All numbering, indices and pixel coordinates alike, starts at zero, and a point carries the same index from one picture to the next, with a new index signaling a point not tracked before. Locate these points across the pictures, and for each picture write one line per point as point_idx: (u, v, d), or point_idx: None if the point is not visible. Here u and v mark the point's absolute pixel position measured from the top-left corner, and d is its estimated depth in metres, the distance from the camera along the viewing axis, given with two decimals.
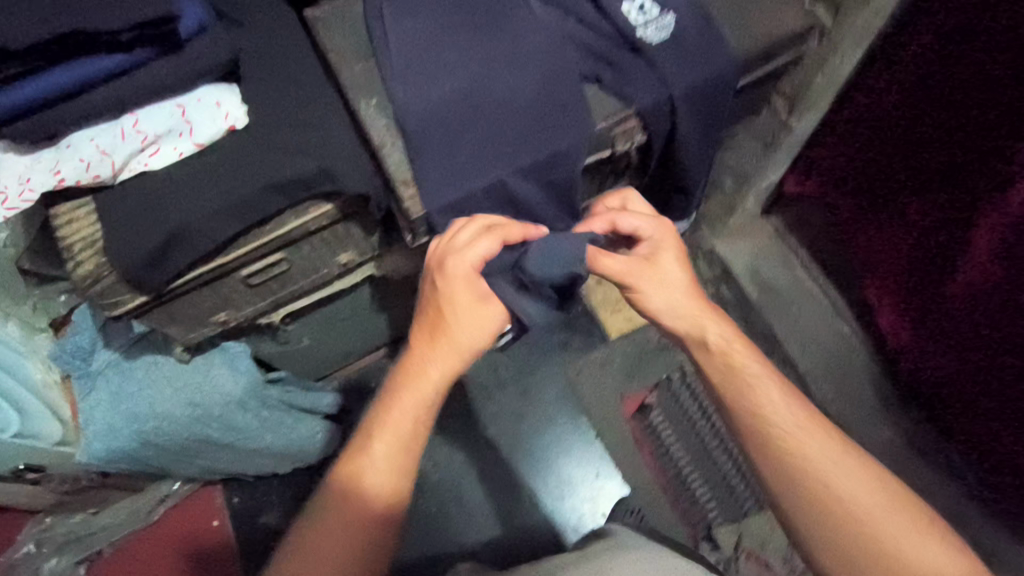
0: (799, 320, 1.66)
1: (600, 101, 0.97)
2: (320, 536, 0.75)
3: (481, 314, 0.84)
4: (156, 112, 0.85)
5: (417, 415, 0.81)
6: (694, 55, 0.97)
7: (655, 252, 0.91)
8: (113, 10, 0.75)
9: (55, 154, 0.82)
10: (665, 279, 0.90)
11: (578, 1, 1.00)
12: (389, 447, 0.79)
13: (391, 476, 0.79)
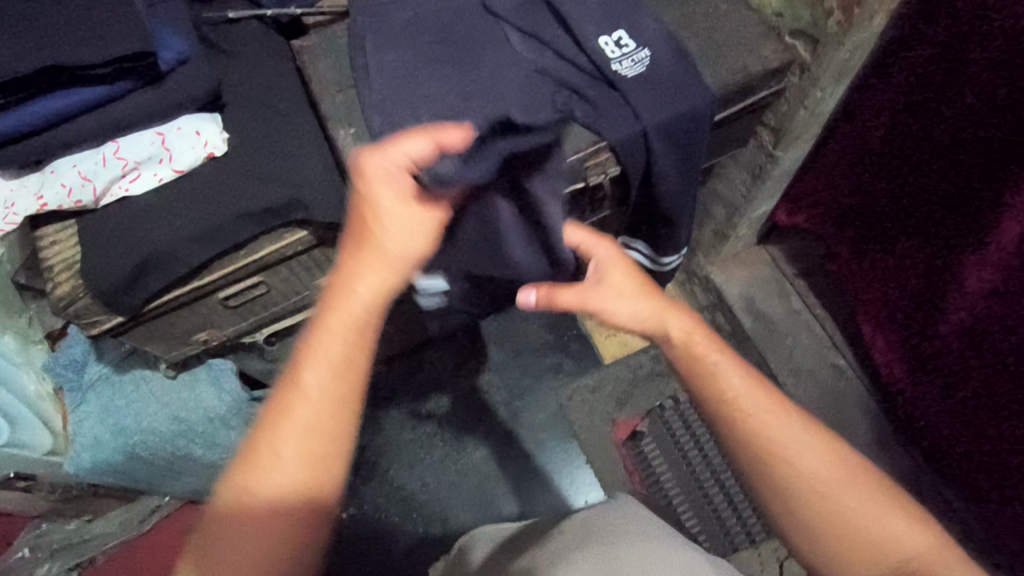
0: (794, 351, 1.63)
1: (574, 134, 0.99)
2: (250, 502, 0.62)
3: (414, 215, 0.71)
4: (137, 139, 0.88)
5: (351, 338, 0.66)
6: (668, 88, 0.97)
7: (607, 267, 0.85)
8: (90, 47, 0.80)
9: (40, 179, 0.87)
10: (622, 292, 0.83)
11: (555, 35, 1.02)
12: (321, 386, 0.64)
13: (328, 416, 0.64)
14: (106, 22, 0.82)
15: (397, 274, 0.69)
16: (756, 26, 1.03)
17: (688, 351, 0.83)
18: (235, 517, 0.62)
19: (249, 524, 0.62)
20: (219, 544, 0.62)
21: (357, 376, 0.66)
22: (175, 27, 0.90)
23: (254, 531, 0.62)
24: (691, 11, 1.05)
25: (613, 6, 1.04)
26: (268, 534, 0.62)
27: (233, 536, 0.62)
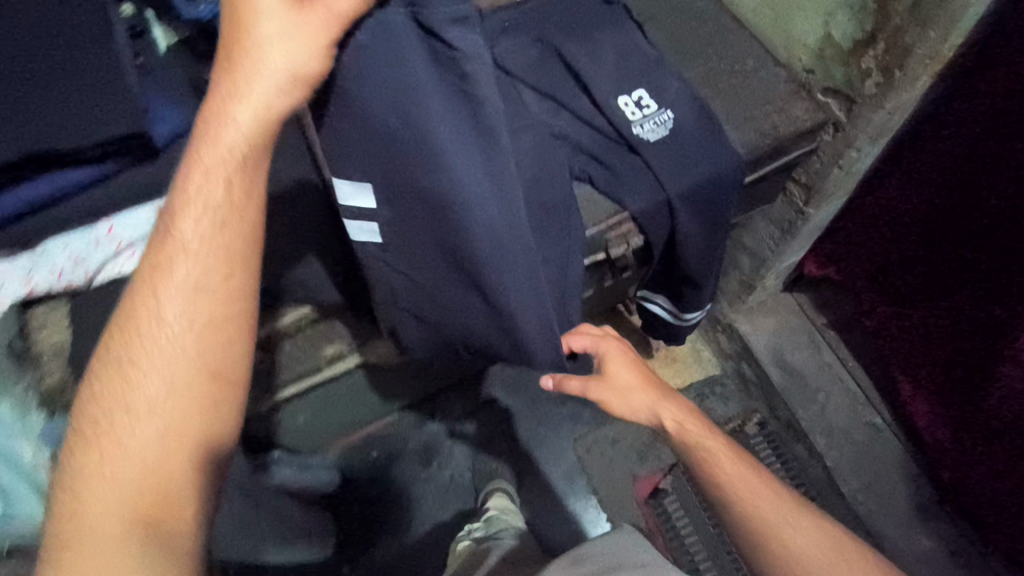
0: (826, 408, 1.55)
1: (592, 202, 0.91)
2: (147, 369, 0.64)
3: (297, 24, 0.59)
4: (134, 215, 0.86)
5: (231, 180, 0.62)
6: (693, 154, 0.91)
7: (614, 361, 1.04)
8: (79, 128, 0.80)
9: (28, 262, 0.83)
10: (623, 382, 1.02)
11: (573, 96, 0.98)
12: (205, 239, 0.63)
13: (215, 272, 0.64)
14: (104, 101, 0.81)
15: (283, 102, 0.61)
16: (784, 84, 0.97)
17: (680, 436, 0.95)
18: (128, 386, 0.64)
19: (145, 388, 0.64)
20: (115, 418, 0.64)
21: (244, 224, 0.64)
22: (171, 97, 0.90)
23: (151, 394, 0.64)
24: (716, 67, 1.00)
25: (633, 63, 0.99)
26: (168, 395, 0.65)
27: (129, 402, 0.64)
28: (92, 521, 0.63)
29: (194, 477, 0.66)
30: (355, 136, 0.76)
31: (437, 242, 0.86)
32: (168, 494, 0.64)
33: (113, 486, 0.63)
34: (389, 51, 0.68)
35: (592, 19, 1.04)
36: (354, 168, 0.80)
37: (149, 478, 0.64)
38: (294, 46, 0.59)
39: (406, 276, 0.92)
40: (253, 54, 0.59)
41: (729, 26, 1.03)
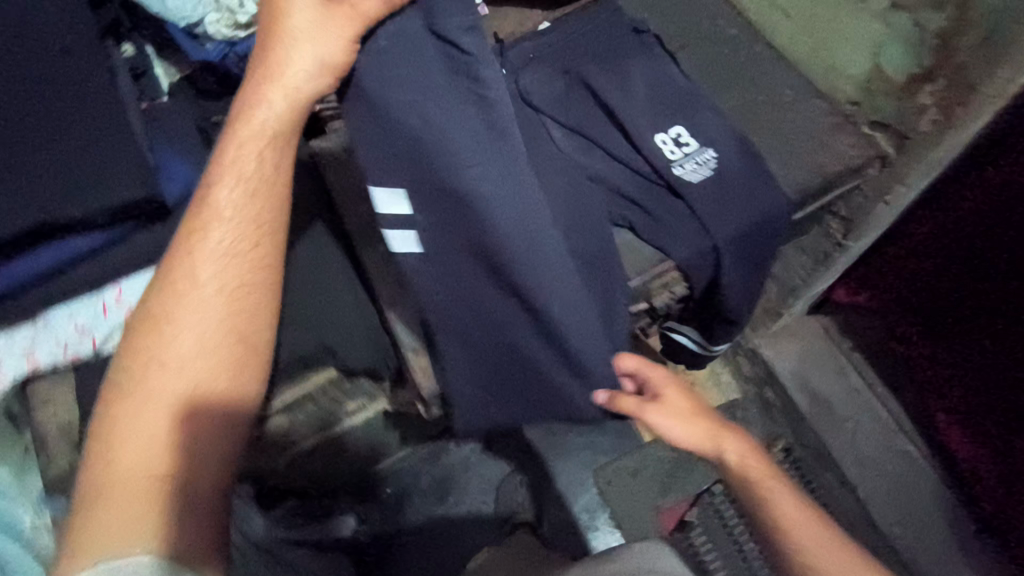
0: (856, 436, 1.49)
1: (632, 251, 0.87)
2: (184, 333, 0.74)
3: (329, 27, 0.68)
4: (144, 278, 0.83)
5: (263, 158, 0.73)
6: (739, 198, 0.86)
7: (670, 392, 0.86)
8: (87, 196, 0.74)
9: (31, 333, 0.81)
10: (683, 415, 0.86)
11: (604, 132, 0.92)
12: (239, 210, 0.74)
13: (246, 239, 0.75)
14: (115, 161, 0.76)
15: (314, 86, 0.70)
16: (828, 117, 0.92)
17: (745, 477, 0.84)
18: (178, 345, 0.74)
19: (186, 348, 0.74)
20: (159, 377, 0.73)
21: (275, 194, 0.75)
22: (183, 154, 0.88)
23: (187, 354, 0.74)
24: (754, 99, 0.94)
25: (666, 97, 0.93)
26: (206, 354, 0.74)
27: (171, 360, 0.73)
28: (126, 469, 0.69)
29: (218, 432, 0.73)
30: (379, 129, 0.75)
31: (481, 250, 0.79)
32: (193, 447, 0.71)
33: (149, 435, 0.70)
34: (408, 53, 0.72)
35: (620, 48, 0.97)
36: (388, 169, 0.77)
37: (181, 426, 0.71)
38: (327, 44, 0.68)
39: (447, 288, 0.83)
40: (290, 47, 0.69)
41: (764, 54, 0.97)
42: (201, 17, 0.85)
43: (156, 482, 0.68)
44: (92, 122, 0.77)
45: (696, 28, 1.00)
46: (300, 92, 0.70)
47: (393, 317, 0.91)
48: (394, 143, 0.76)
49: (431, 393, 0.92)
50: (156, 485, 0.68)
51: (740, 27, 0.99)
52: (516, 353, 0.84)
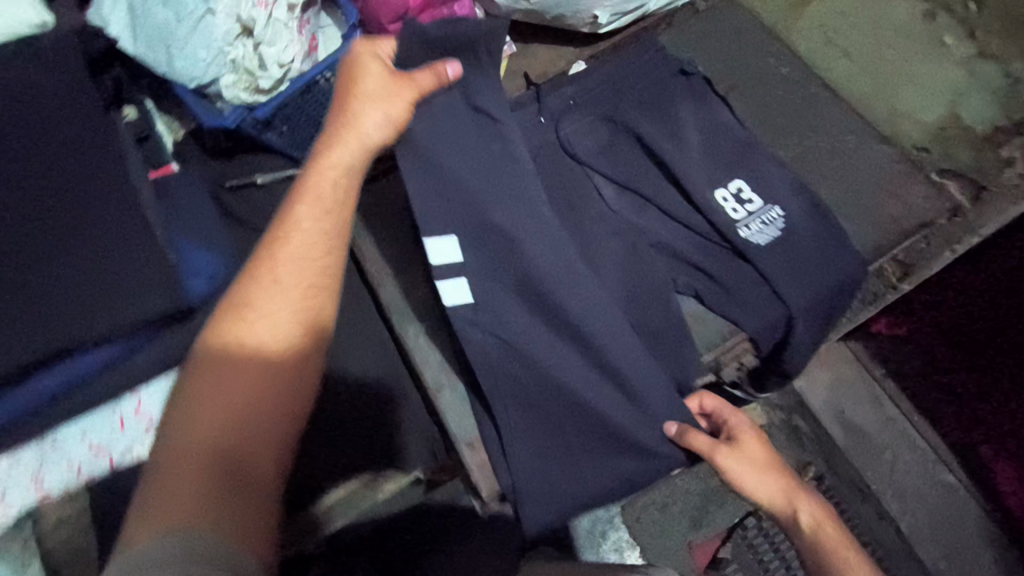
0: (895, 468, 1.29)
1: (702, 321, 0.81)
2: (271, 302, 0.58)
3: (393, 94, 0.65)
4: (160, 387, 0.78)
5: (339, 180, 0.62)
6: (809, 262, 0.80)
7: (742, 428, 0.75)
8: (104, 312, 0.69)
9: (37, 456, 0.74)
10: (750, 456, 0.73)
11: (658, 187, 0.85)
12: (313, 211, 0.60)
13: (326, 238, 0.60)
14: (132, 271, 0.70)
15: (377, 133, 0.64)
16: (896, 163, 0.86)
17: (815, 546, 0.70)
18: (263, 317, 0.58)
19: (275, 320, 0.58)
20: (235, 347, 0.56)
21: (336, 217, 0.61)
22: (204, 239, 0.80)
23: (273, 324, 0.58)
24: (815, 146, 0.87)
25: (722, 147, 0.86)
26: (292, 332, 0.58)
27: (252, 330, 0.57)
28: (186, 448, 0.53)
29: (293, 425, 0.57)
30: (436, 191, 0.78)
31: (540, 291, 0.78)
32: (262, 436, 0.55)
33: (216, 411, 0.54)
34: (455, 132, 0.79)
35: (667, 92, 0.89)
36: (443, 219, 0.78)
37: (253, 410, 0.55)
38: (392, 108, 0.65)
39: (510, 348, 0.78)
40: (364, 106, 0.64)
41: (820, 95, 0.90)
42: (215, 78, 0.77)
43: (217, 471, 0.52)
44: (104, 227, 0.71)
45: (745, 69, 0.93)
46: (366, 137, 0.64)
47: (440, 397, 0.80)
48: (450, 194, 0.78)
49: (495, 492, 0.77)
50: (214, 475, 0.52)
51: (793, 66, 0.92)
52: (582, 439, 0.76)
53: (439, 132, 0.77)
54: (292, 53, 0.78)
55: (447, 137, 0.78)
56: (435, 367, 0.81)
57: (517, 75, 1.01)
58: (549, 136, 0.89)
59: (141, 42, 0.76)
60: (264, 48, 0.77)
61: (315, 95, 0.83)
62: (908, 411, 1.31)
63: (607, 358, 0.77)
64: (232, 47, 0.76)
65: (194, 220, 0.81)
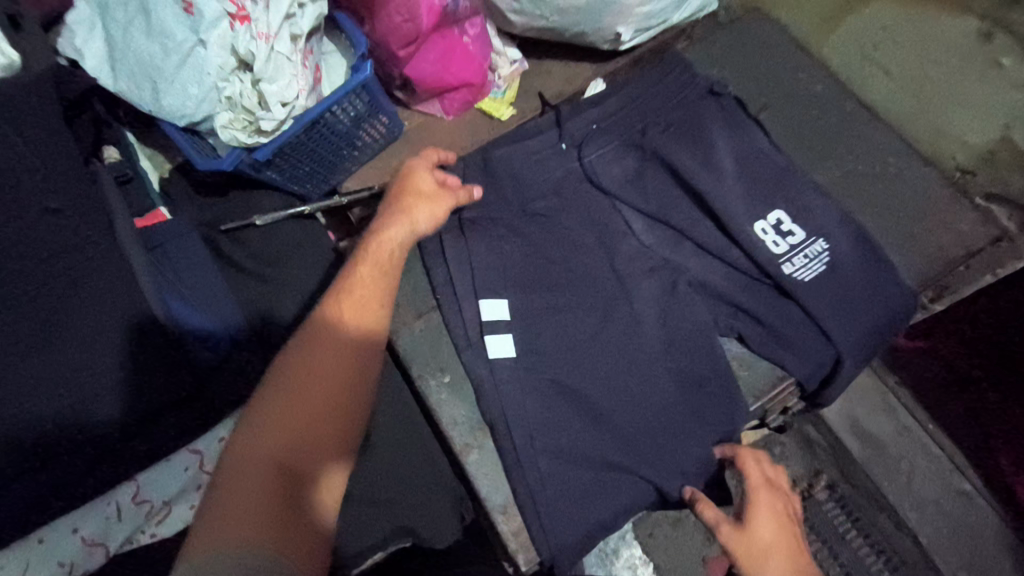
0: (913, 481, 1.10)
1: (746, 366, 0.77)
2: (342, 323, 0.60)
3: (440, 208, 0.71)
4: (164, 471, 0.69)
5: (393, 259, 0.67)
6: (858, 298, 0.75)
7: (755, 507, 0.69)
8: (121, 397, 0.64)
9: (21, 558, 0.63)
10: (754, 540, 0.67)
11: (693, 220, 0.80)
12: (374, 274, 0.65)
13: (385, 299, 0.64)
14: (136, 371, 0.64)
15: (425, 226, 0.70)
16: (941, 188, 0.81)
17: None
18: (336, 333, 0.59)
19: (346, 336, 0.60)
20: (308, 359, 0.58)
21: (388, 283, 0.65)
22: (207, 300, 0.72)
23: (343, 340, 0.59)
24: (855, 170, 0.82)
25: (759, 175, 0.81)
26: (361, 351, 0.60)
27: (325, 345, 0.59)
28: (251, 454, 0.53)
29: (350, 444, 0.57)
30: (473, 240, 0.79)
31: (576, 338, 0.76)
32: (320, 452, 0.55)
33: (283, 420, 0.55)
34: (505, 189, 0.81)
35: (697, 114, 0.83)
36: (493, 280, 0.78)
37: (318, 423, 0.55)
38: (436, 208, 0.71)
39: (544, 398, 0.74)
40: (418, 205, 0.70)
41: (857, 114, 0.85)
42: (208, 116, 0.68)
43: (277, 482, 0.52)
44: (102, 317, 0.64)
45: (776, 87, 0.88)
46: (415, 229, 0.69)
47: (467, 457, 0.74)
48: (485, 243, 0.79)
49: (534, 561, 0.72)
50: (274, 483, 0.52)
51: (827, 84, 0.87)
52: (625, 500, 0.72)
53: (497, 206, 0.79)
54: (296, 88, 0.69)
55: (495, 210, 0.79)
56: (461, 424, 0.75)
57: (532, 95, 0.94)
58: (572, 165, 0.82)
59: (125, 78, 0.68)
60: (264, 85, 0.68)
61: (320, 130, 0.76)
62: (925, 418, 1.12)
63: (647, 402, 0.74)
64: (226, 82, 0.68)
65: (193, 280, 0.73)
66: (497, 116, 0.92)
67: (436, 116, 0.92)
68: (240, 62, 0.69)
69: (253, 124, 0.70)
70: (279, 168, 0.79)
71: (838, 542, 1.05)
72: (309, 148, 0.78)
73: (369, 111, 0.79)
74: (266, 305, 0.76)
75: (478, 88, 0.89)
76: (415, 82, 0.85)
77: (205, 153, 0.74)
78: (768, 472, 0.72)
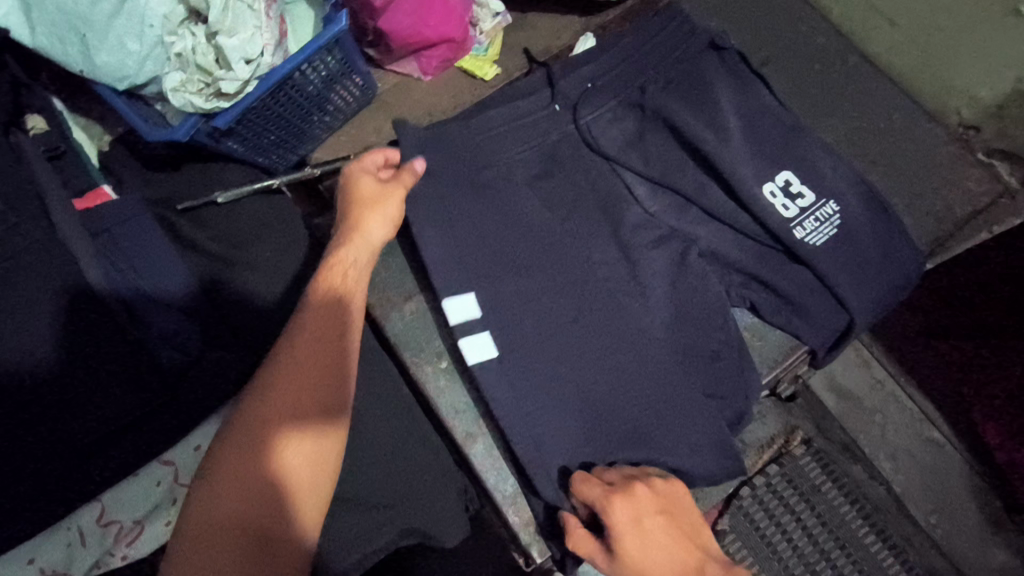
0: (891, 431, 1.01)
1: (758, 340, 0.76)
2: (307, 349, 0.56)
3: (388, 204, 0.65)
4: (130, 489, 0.62)
5: (349, 273, 0.62)
6: (870, 259, 0.73)
7: (616, 528, 0.58)
8: (115, 380, 0.59)
9: None
10: (628, 565, 0.58)
11: (702, 183, 0.75)
12: (333, 294, 0.60)
13: (345, 322, 0.59)
14: (109, 373, 0.58)
15: (382, 233, 0.65)
16: (946, 144, 0.79)
17: None
18: (301, 362, 0.55)
19: (311, 365, 0.56)
20: (274, 391, 0.54)
21: (352, 305, 0.60)
22: (169, 276, 0.63)
23: (304, 373, 0.55)
24: (858, 126, 0.80)
25: (765, 134, 0.76)
26: (325, 382, 0.55)
27: (280, 383, 0.54)
28: (220, 508, 0.50)
29: (323, 486, 0.53)
30: (464, 218, 0.72)
31: (581, 315, 0.71)
32: (292, 492, 0.51)
33: (242, 474, 0.51)
34: (494, 150, 0.74)
35: (700, 68, 0.77)
36: (488, 255, 0.72)
37: (290, 463, 0.52)
38: (387, 209, 0.65)
39: (551, 381, 0.69)
40: (367, 214, 0.64)
41: (861, 68, 0.83)
42: (155, 76, 0.59)
43: (241, 524, 0.49)
44: (46, 322, 0.58)
45: (778, 40, 0.85)
46: (371, 239, 0.65)
47: (471, 448, 0.69)
48: (482, 221, 0.72)
49: (547, 552, 0.68)
50: (242, 533, 0.49)
51: (828, 35, 0.84)
52: None
53: (489, 174, 0.74)
54: (260, 41, 0.59)
55: (495, 183, 0.74)
56: (463, 413, 0.70)
57: (517, 51, 0.86)
58: (567, 127, 0.76)
59: (46, 30, 0.57)
60: (222, 39, 0.58)
61: (287, 92, 0.67)
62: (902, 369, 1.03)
63: (657, 379, 0.70)
64: (173, 35, 0.58)
65: (145, 267, 0.63)
66: (480, 75, 0.84)
67: (413, 76, 0.84)
68: (190, 12, 0.59)
69: (211, 86, 0.60)
70: (240, 137, 0.69)
71: (812, 494, 0.93)
72: (275, 113, 0.69)
73: (341, 70, 0.70)
74: (228, 289, 0.67)
75: (459, 44, 0.80)
76: (390, 36, 0.76)
77: (151, 121, 0.63)
78: (613, 478, 0.63)
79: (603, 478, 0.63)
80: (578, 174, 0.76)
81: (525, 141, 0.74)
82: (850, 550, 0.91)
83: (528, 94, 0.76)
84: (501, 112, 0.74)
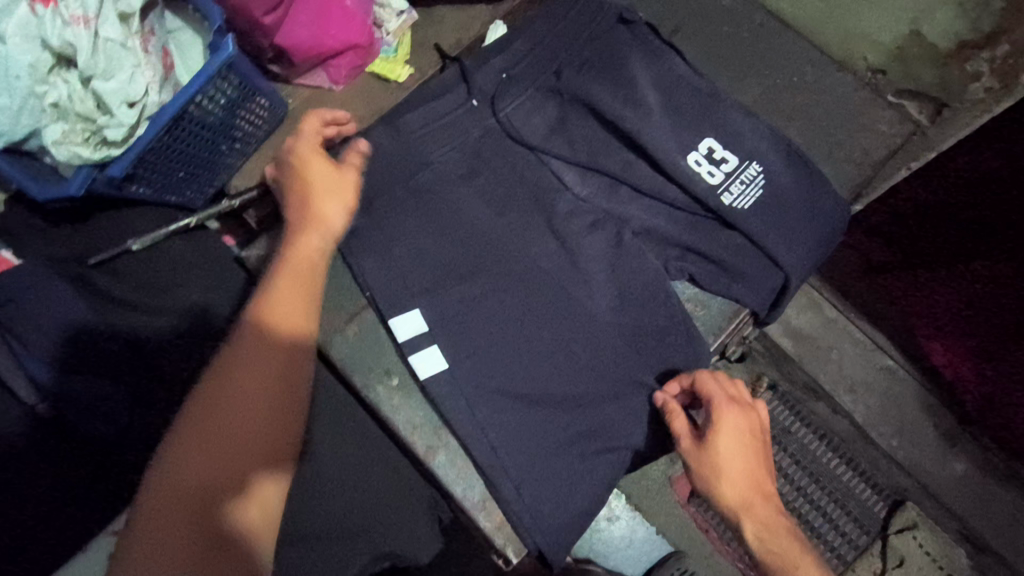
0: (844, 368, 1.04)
1: (704, 312, 0.75)
2: (266, 332, 0.55)
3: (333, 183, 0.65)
4: (79, 565, 0.59)
5: (302, 254, 0.61)
6: (796, 213, 0.74)
7: (717, 426, 0.65)
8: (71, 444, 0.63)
9: None
10: (706, 459, 0.64)
11: (629, 160, 0.75)
12: (288, 285, 0.58)
13: (300, 303, 0.58)
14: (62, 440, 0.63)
15: (331, 212, 0.64)
16: (858, 91, 0.81)
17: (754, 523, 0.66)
18: (261, 345, 0.54)
19: (279, 357, 0.54)
20: (241, 381, 0.52)
21: (308, 285, 0.60)
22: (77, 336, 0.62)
23: (263, 354, 0.54)
24: (773, 84, 0.82)
25: (684, 103, 0.76)
26: (287, 364, 0.54)
27: (240, 363, 0.53)
28: (178, 505, 0.47)
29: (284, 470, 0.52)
30: (395, 229, 0.71)
31: (523, 311, 0.71)
32: (264, 485, 0.51)
33: (199, 449, 0.49)
34: (414, 157, 0.72)
35: (612, 46, 0.76)
36: (421, 263, 0.71)
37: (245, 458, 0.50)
38: (332, 185, 0.65)
39: (505, 381, 0.69)
40: (313, 195, 0.64)
41: (769, 25, 0.83)
42: (34, 129, 0.56)
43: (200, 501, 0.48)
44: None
45: (688, 6, 0.85)
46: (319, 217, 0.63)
47: (434, 460, 0.69)
48: (412, 229, 0.72)
49: (522, 550, 0.68)
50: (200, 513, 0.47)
51: None
52: (606, 464, 0.68)
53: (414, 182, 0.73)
54: (142, 80, 0.57)
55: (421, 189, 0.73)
56: (421, 426, 0.69)
57: (427, 48, 0.84)
58: (487, 122, 0.75)
59: None
60: (98, 84, 0.55)
61: (184, 127, 0.63)
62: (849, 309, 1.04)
63: (610, 362, 0.70)
64: (45, 84, 0.55)
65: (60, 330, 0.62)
66: (393, 78, 0.81)
67: (324, 87, 0.80)
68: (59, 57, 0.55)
69: (96, 134, 0.57)
70: (145, 179, 0.65)
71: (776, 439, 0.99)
72: (176, 149, 0.65)
73: (241, 94, 0.67)
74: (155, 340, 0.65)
75: (366, 49, 0.77)
76: (291, 51, 0.73)
77: (43, 176, 0.60)
78: (736, 393, 0.67)
79: (723, 385, 0.68)
80: (503, 166, 0.75)
81: (446, 143, 0.73)
82: (822, 483, 0.98)
83: (443, 92, 0.74)
84: (418, 116, 0.73)
